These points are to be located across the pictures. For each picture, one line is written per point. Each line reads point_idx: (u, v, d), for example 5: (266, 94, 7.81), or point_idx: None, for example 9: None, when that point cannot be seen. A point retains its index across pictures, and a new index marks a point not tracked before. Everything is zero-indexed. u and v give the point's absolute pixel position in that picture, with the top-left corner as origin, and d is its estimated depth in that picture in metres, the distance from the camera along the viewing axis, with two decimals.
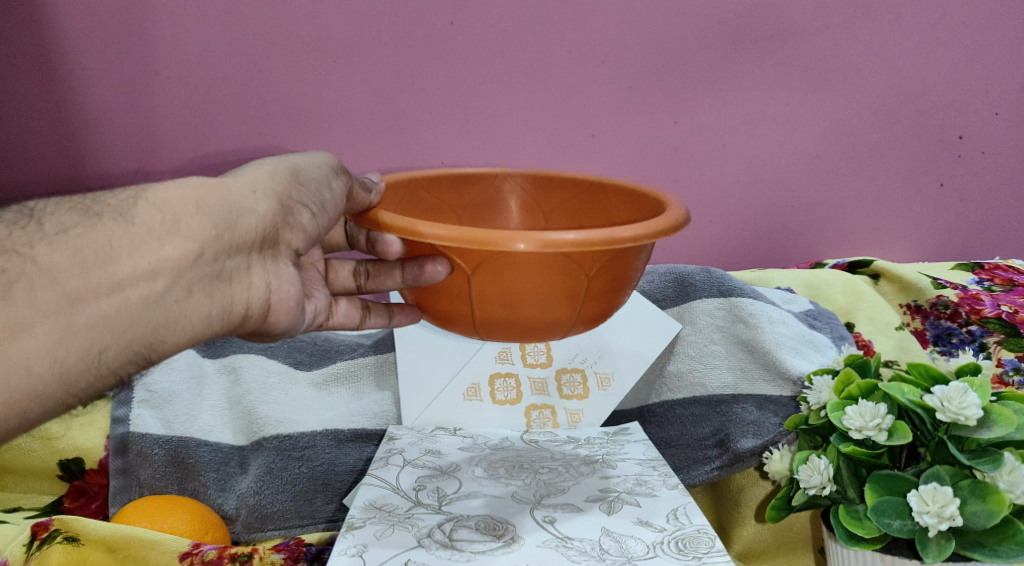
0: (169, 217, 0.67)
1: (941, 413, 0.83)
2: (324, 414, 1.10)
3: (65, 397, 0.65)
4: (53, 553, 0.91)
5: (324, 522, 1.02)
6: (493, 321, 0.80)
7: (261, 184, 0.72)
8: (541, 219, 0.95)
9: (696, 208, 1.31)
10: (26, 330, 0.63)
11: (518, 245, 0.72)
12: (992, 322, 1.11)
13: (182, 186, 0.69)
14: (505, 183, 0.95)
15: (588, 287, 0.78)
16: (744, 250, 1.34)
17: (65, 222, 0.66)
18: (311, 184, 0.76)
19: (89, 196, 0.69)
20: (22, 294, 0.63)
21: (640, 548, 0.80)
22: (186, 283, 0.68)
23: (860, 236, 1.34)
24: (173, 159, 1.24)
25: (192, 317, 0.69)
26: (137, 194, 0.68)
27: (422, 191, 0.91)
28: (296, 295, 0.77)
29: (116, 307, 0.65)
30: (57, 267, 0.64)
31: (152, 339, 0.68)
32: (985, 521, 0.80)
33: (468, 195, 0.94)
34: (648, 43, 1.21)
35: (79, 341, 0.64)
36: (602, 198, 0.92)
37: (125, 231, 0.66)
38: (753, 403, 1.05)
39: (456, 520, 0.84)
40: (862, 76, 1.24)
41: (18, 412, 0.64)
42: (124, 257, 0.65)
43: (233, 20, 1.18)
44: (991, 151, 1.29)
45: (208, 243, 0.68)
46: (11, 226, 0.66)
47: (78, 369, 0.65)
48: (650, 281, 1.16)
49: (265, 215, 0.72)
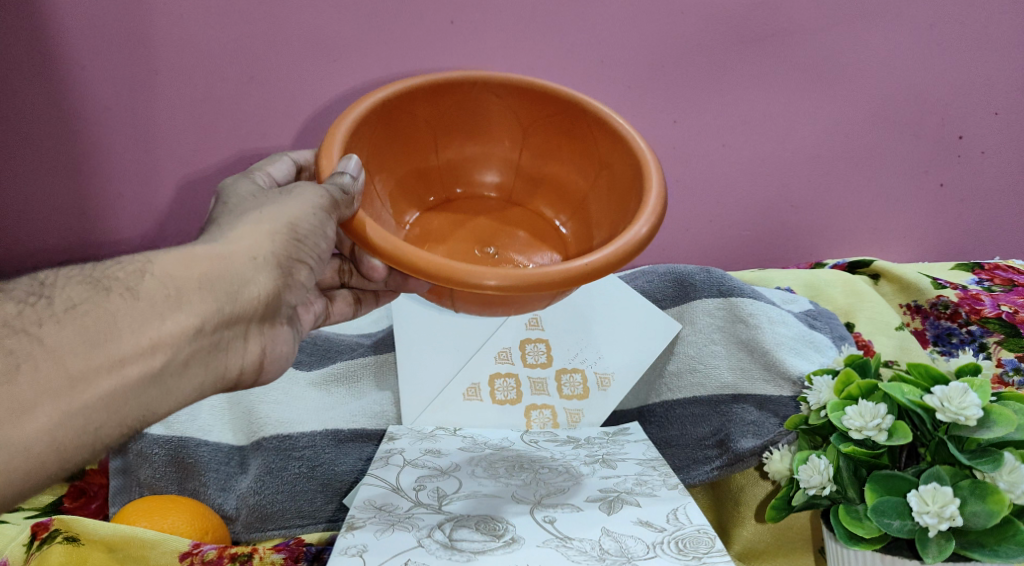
0: (173, 292, 0.69)
1: (941, 413, 0.83)
2: (325, 415, 1.09)
3: (61, 475, 0.66)
4: (53, 553, 0.91)
5: (324, 522, 1.02)
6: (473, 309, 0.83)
7: (261, 250, 0.73)
8: (520, 132, 0.91)
9: (697, 207, 1.33)
10: (29, 412, 0.64)
11: (488, 282, 0.74)
12: (992, 322, 1.11)
13: (186, 259, 0.70)
14: (484, 90, 0.89)
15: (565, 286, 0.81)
16: (747, 248, 1.36)
17: (74, 298, 0.67)
18: (309, 239, 0.76)
19: (96, 267, 0.69)
20: (27, 375, 0.64)
21: (640, 548, 0.80)
22: (185, 358, 0.69)
23: (858, 234, 1.36)
24: (174, 156, 1.26)
25: (189, 389, 0.71)
26: (142, 267, 0.69)
27: (395, 111, 0.86)
28: (284, 354, 0.79)
29: (116, 386, 0.66)
30: (63, 345, 0.65)
31: (147, 414, 0.69)
32: (985, 521, 0.80)
33: (445, 107, 0.89)
34: (647, 43, 1.21)
35: (79, 419, 0.65)
36: (585, 124, 0.89)
37: (131, 308, 0.67)
38: (754, 403, 1.05)
39: (456, 520, 0.84)
40: (863, 77, 1.24)
41: (16, 490, 0.64)
42: (128, 333, 0.66)
43: (229, 19, 1.17)
44: (990, 151, 1.29)
45: (209, 317, 0.70)
46: (20, 303, 0.66)
47: (75, 447, 0.65)
48: (649, 282, 1.17)
49: (264, 283, 0.73)
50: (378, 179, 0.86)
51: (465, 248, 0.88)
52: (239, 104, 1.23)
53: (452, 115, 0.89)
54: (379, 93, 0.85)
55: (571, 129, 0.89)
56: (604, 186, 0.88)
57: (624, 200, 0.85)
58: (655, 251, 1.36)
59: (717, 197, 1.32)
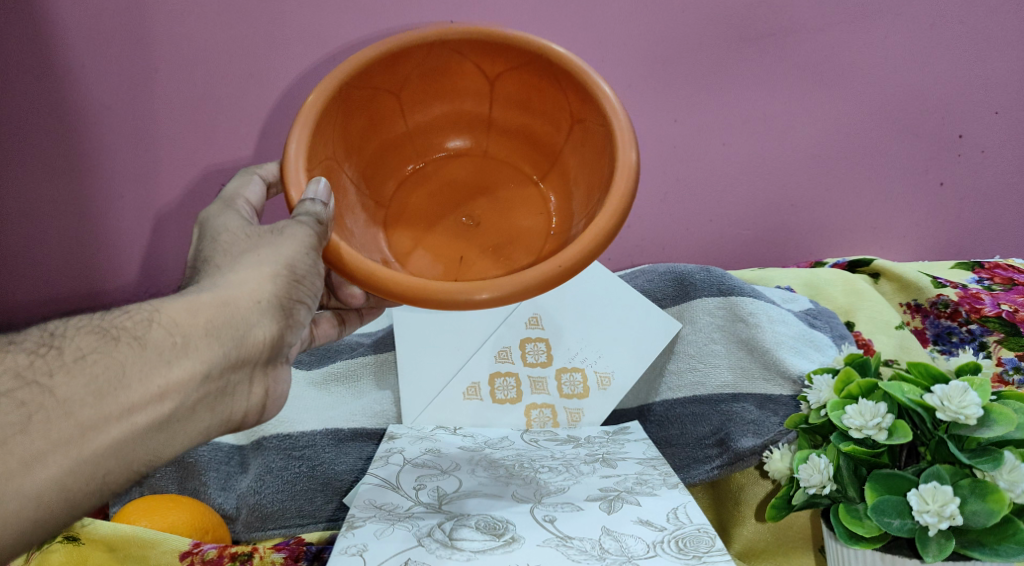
0: (179, 340, 0.70)
1: (941, 412, 0.83)
2: (324, 415, 1.09)
3: (72, 519, 0.68)
4: (53, 553, 0.92)
5: (324, 521, 1.01)
6: None
7: (263, 293, 0.74)
8: (486, 82, 0.87)
9: (696, 208, 1.31)
10: (39, 462, 0.66)
11: (478, 300, 0.75)
12: (992, 320, 1.11)
13: (192, 307, 0.71)
14: (444, 49, 0.84)
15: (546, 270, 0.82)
16: (744, 249, 1.35)
17: (84, 347, 0.69)
18: (308, 279, 0.77)
19: (106, 314, 0.71)
20: (39, 426, 0.66)
21: (640, 546, 0.80)
22: (192, 403, 0.71)
23: (859, 234, 1.35)
24: (173, 156, 1.25)
25: (196, 433, 0.73)
26: (150, 315, 0.70)
27: (355, 90, 0.84)
28: (287, 392, 0.80)
29: (124, 433, 0.68)
30: (74, 396, 0.67)
31: (155, 458, 0.71)
32: (985, 520, 0.80)
33: (403, 71, 0.85)
34: (647, 42, 1.21)
35: (88, 466, 0.67)
36: (553, 75, 0.84)
37: (138, 357, 0.69)
38: (753, 402, 1.05)
39: (456, 519, 0.84)
40: (863, 76, 1.24)
41: (28, 537, 0.66)
42: (135, 382, 0.68)
43: (232, 19, 1.18)
44: (990, 150, 1.29)
45: (214, 362, 0.71)
46: (32, 354, 0.68)
47: (84, 494, 0.67)
48: (650, 280, 1.17)
49: (268, 326, 0.74)
50: (349, 166, 0.86)
51: (445, 217, 0.89)
52: (239, 103, 1.23)
53: (412, 75, 0.86)
54: (335, 77, 0.82)
55: (538, 80, 0.85)
56: (577, 138, 0.86)
57: (599, 157, 0.84)
58: (656, 249, 1.34)
59: (718, 196, 1.31)
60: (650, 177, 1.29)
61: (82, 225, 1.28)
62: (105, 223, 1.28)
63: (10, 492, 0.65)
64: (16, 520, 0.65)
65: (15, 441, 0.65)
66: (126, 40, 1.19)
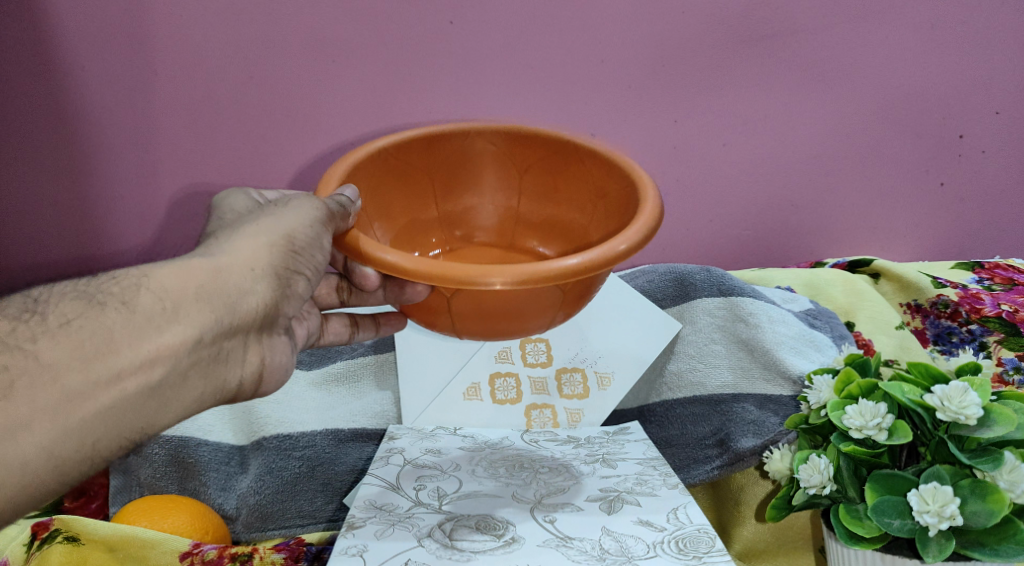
0: (169, 305, 0.69)
1: (941, 412, 0.83)
2: (325, 415, 1.09)
3: (59, 489, 0.66)
4: (53, 553, 0.91)
5: (324, 521, 1.01)
6: (474, 331, 0.81)
7: (259, 262, 0.74)
8: (517, 173, 0.93)
9: (696, 208, 1.32)
10: (23, 430, 0.64)
11: (494, 280, 0.73)
12: (992, 320, 1.12)
13: (182, 272, 0.70)
14: (477, 140, 0.91)
15: (565, 296, 0.79)
16: (746, 248, 1.36)
17: (68, 313, 0.67)
18: (306, 249, 0.76)
19: (92, 281, 0.69)
20: (22, 393, 0.64)
21: (640, 547, 0.80)
22: (184, 369, 0.70)
23: (858, 234, 1.36)
24: (173, 156, 1.25)
25: (188, 401, 0.72)
26: (139, 281, 0.69)
27: (393, 160, 0.89)
28: (284, 363, 0.80)
29: (114, 399, 0.67)
30: (57, 362, 0.65)
31: (147, 425, 0.70)
32: (986, 520, 0.80)
33: (440, 154, 0.91)
34: (648, 42, 1.21)
35: (75, 434, 0.66)
36: (577, 158, 0.90)
37: (126, 322, 0.67)
38: (754, 402, 1.05)
39: (456, 520, 0.84)
40: (864, 75, 1.23)
41: (14, 507, 0.65)
42: (124, 348, 0.67)
43: (232, 20, 1.18)
44: (991, 150, 1.29)
45: (208, 328, 0.70)
46: (15, 320, 0.66)
47: (72, 461, 0.66)
48: (650, 280, 1.18)
49: (264, 292, 0.74)
50: (378, 226, 0.87)
51: None
52: (239, 104, 1.23)
53: (449, 161, 0.92)
54: (373, 143, 0.88)
55: (564, 162, 0.91)
56: (601, 212, 0.88)
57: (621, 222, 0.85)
58: (656, 251, 1.35)
59: (717, 196, 1.31)
60: (650, 176, 1.30)
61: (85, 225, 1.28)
62: None
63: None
64: (1, 489, 0.64)
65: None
66: (125, 40, 1.19)
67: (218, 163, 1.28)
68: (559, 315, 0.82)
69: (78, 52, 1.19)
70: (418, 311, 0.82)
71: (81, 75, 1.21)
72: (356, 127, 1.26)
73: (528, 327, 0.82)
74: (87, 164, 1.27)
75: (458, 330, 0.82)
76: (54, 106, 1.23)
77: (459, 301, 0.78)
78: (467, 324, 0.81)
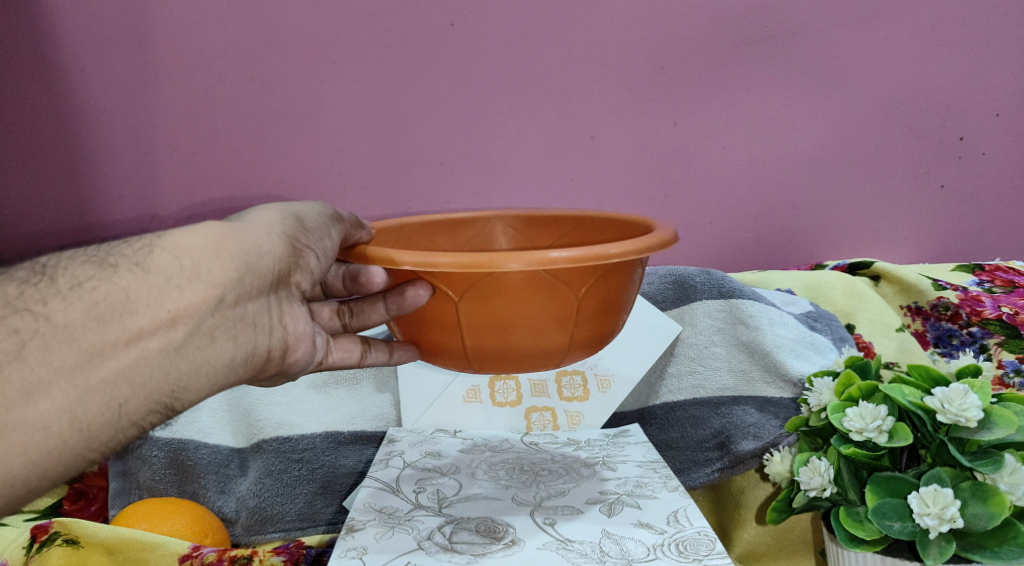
0: (187, 264, 0.70)
1: (941, 414, 0.83)
2: (325, 416, 1.09)
3: (89, 454, 0.67)
4: (53, 555, 0.92)
5: (324, 524, 1.02)
6: (484, 351, 0.80)
7: (274, 227, 0.75)
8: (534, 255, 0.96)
9: (696, 209, 1.30)
10: (43, 391, 0.64)
11: (511, 263, 0.73)
12: (992, 323, 1.11)
13: (196, 232, 0.71)
14: (496, 225, 0.96)
15: (580, 307, 0.79)
16: (746, 251, 1.33)
17: (80, 276, 0.68)
18: (315, 230, 0.79)
19: (102, 247, 0.70)
20: (37, 355, 0.65)
21: (640, 550, 0.79)
22: (207, 330, 0.70)
23: (859, 236, 1.33)
24: (172, 158, 1.25)
25: (215, 363, 0.72)
26: (150, 243, 0.70)
27: (417, 235, 0.93)
28: (307, 331, 0.81)
29: (137, 358, 0.67)
30: (73, 322, 0.66)
31: (174, 388, 0.70)
32: (986, 522, 0.80)
33: (462, 236, 0.95)
34: (647, 43, 1.23)
35: (98, 395, 0.66)
36: (593, 230, 0.93)
37: (142, 281, 0.68)
38: (754, 405, 1.05)
39: (456, 522, 0.83)
40: (861, 76, 1.25)
41: (37, 471, 0.65)
42: (142, 306, 0.67)
43: (236, 22, 1.20)
44: (990, 152, 1.29)
45: (228, 287, 0.71)
46: (23, 284, 0.67)
47: (99, 424, 0.67)
48: (649, 282, 1.16)
49: (280, 255, 0.75)
50: None
51: None
52: (239, 106, 1.23)
53: (469, 244, 0.96)
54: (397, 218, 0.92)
55: (582, 235, 0.94)
56: None
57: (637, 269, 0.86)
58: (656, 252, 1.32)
59: (718, 198, 1.30)
60: (651, 179, 1.29)
61: (80, 229, 1.27)
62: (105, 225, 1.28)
63: (12, 423, 0.64)
64: (23, 452, 0.64)
65: (12, 369, 0.64)
66: (130, 41, 1.21)
67: (215, 165, 1.25)
68: (574, 345, 0.81)
69: (83, 54, 1.21)
70: (432, 329, 0.81)
71: (84, 76, 1.22)
72: (356, 131, 1.24)
73: (541, 354, 0.80)
74: (84, 166, 1.25)
75: (468, 351, 0.80)
76: (54, 108, 1.23)
77: (469, 304, 0.78)
78: (481, 338, 0.79)
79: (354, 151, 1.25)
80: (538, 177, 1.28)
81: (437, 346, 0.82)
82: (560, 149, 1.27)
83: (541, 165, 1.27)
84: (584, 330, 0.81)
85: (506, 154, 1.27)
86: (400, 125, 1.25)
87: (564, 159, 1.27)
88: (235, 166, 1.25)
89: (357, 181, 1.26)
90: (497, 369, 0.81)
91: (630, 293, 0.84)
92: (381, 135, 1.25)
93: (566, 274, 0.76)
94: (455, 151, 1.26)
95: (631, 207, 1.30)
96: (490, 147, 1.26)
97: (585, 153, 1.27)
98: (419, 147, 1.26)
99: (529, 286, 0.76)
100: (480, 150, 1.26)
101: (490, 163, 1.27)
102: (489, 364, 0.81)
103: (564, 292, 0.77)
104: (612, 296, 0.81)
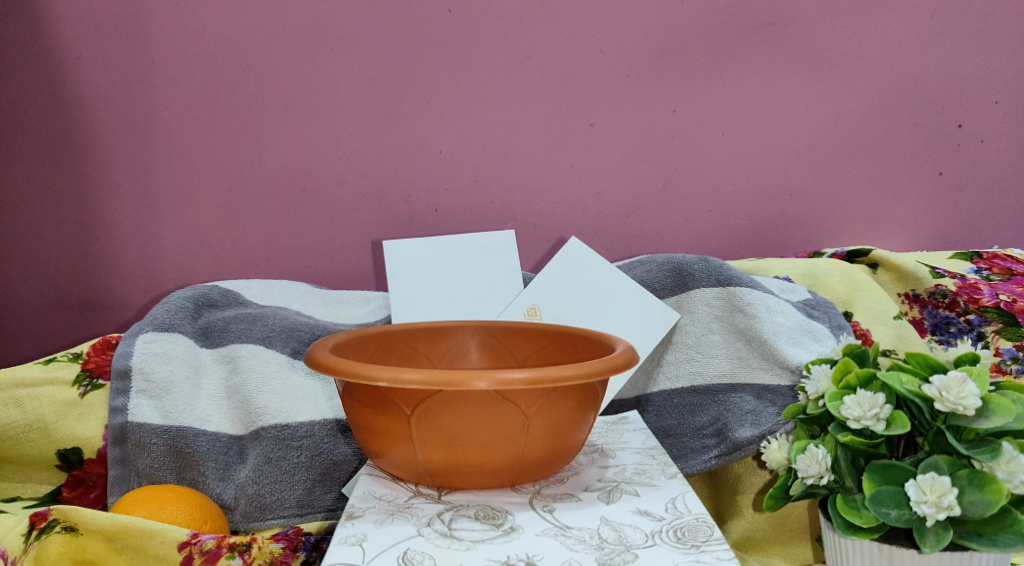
0: None
1: (939, 402, 0.83)
2: (323, 403, 1.07)
3: None
4: (52, 542, 0.91)
5: (324, 511, 1.03)
6: (436, 467, 0.81)
7: None
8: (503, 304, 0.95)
9: (695, 197, 1.29)
10: None
11: (479, 382, 0.75)
12: (989, 310, 1.13)
13: None
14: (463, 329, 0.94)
15: (529, 439, 0.80)
16: (746, 240, 1.31)
17: None
18: None
19: None
20: None
21: (639, 536, 0.77)
22: None
23: (859, 224, 1.32)
24: (169, 142, 1.25)
25: None
26: None
27: (398, 343, 0.91)
28: None
29: None
30: None
31: None
32: (983, 510, 0.80)
33: (445, 346, 0.93)
34: (645, 30, 1.25)
35: None
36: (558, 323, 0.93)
37: None
38: (751, 392, 1.06)
39: (456, 510, 0.81)
40: (856, 64, 1.28)
41: None
42: None
43: (239, 9, 1.23)
44: (989, 140, 1.31)
45: None
46: None
47: None
48: (648, 270, 1.15)
49: None
50: None
51: None
52: (237, 92, 1.24)
53: (449, 357, 0.93)
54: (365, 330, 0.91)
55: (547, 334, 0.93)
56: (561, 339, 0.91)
57: None
58: (655, 241, 1.30)
59: (717, 186, 1.29)
60: (650, 166, 1.28)
61: (78, 216, 1.26)
62: (96, 207, 1.26)
63: None
64: None
65: None
66: (130, 28, 1.23)
67: (213, 151, 1.25)
68: (522, 468, 0.82)
69: (83, 42, 1.23)
70: (382, 440, 0.82)
71: (82, 62, 1.24)
72: (355, 116, 1.25)
73: (490, 473, 0.81)
74: (82, 152, 1.25)
75: (421, 464, 0.81)
76: (51, 95, 1.24)
77: (421, 423, 0.79)
78: (432, 454, 0.80)
79: (352, 138, 1.25)
80: (537, 163, 1.27)
81: (397, 474, 0.85)
82: (559, 137, 1.27)
83: (539, 153, 1.27)
84: (532, 477, 0.83)
85: (504, 141, 1.26)
86: (398, 112, 1.25)
87: (562, 146, 1.27)
88: (231, 150, 1.25)
89: (356, 167, 1.26)
90: (449, 483, 0.82)
91: (583, 434, 0.84)
92: (380, 122, 1.25)
93: (517, 395, 0.77)
94: (454, 138, 1.26)
95: (631, 195, 1.29)
96: (488, 133, 1.26)
97: (583, 140, 1.27)
98: (417, 134, 1.26)
99: (479, 406, 0.78)
100: (480, 137, 1.26)
101: (488, 150, 1.27)
102: (442, 478, 0.82)
103: (514, 421, 0.79)
104: (565, 429, 0.82)
